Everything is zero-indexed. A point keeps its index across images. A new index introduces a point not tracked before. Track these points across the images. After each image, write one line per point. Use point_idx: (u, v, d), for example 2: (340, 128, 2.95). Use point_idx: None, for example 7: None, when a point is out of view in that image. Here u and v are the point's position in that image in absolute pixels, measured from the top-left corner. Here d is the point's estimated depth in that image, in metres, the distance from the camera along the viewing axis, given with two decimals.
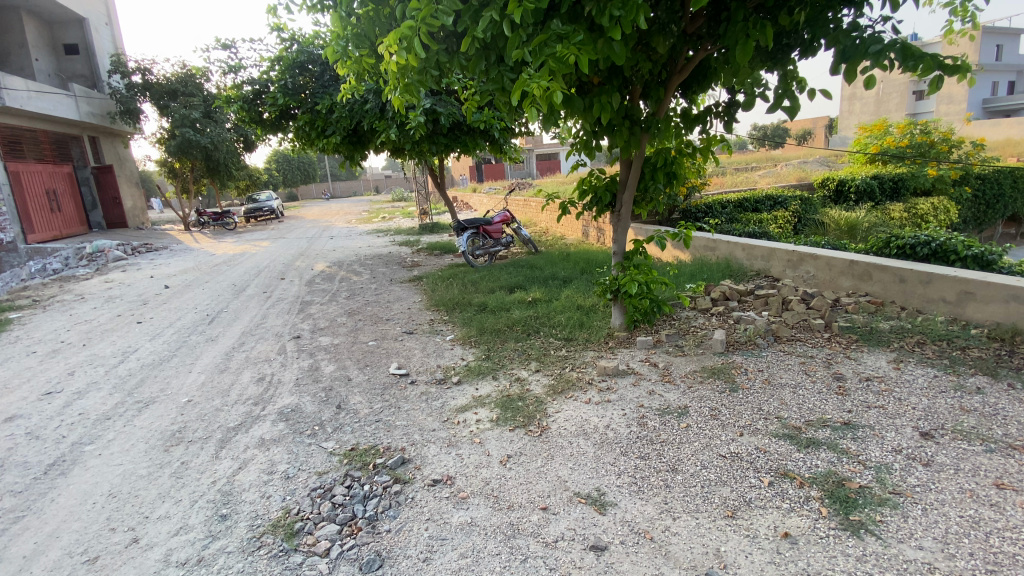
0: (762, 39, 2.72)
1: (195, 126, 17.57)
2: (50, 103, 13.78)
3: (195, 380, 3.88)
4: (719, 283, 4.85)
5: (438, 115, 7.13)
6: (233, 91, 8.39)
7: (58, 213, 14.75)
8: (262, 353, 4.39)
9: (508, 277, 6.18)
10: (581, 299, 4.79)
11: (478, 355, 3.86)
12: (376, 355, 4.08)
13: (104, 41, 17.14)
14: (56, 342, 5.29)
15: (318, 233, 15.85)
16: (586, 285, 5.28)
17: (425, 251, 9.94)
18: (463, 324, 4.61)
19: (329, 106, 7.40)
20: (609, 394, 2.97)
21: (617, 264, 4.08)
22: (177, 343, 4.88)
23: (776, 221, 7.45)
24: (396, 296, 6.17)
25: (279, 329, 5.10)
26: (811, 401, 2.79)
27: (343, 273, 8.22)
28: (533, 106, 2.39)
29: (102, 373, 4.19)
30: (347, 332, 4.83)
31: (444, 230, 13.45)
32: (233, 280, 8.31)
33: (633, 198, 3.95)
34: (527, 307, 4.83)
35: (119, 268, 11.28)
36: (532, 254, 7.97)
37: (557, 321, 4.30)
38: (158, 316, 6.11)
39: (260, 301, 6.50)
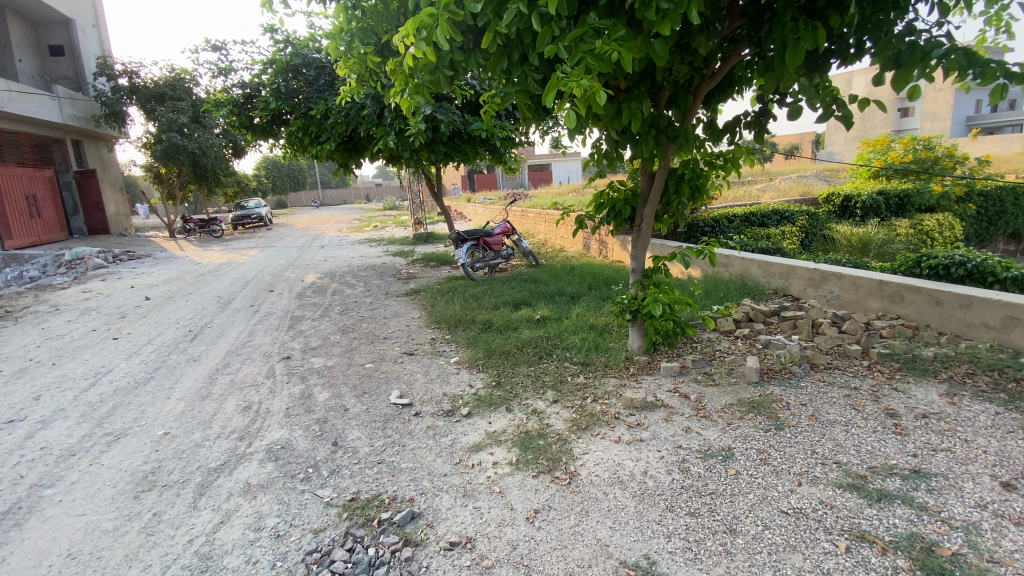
0: (813, 40, 2.48)
1: (183, 131, 17.15)
2: (31, 104, 13.30)
3: (174, 408, 3.49)
4: (739, 302, 4.58)
5: (438, 122, 6.83)
6: (223, 94, 8.05)
7: (38, 219, 14.19)
8: (248, 376, 4.01)
9: (511, 292, 5.86)
10: (593, 318, 4.47)
11: (488, 381, 3.52)
12: (374, 380, 3.72)
13: (91, 42, 16.73)
14: (23, 360, 4.86)
15: (308, 241, 15.44)
16: (596, 303, 4.98)
17: (420, 262, 9.61)
18: (468, 345, 4.27)
19: (324, 111, 7.09)
20: (640, 432, 2.66)
21: (636, 282, 3.78)
22: (156, 364, 4.49)
23: (785, 236, 7.25)
24: (392, 312, 5.82)
25: (267, 348, 4.73)
26: (868, 444, 2.51)
27: (336, 285, 7.86)
28: (568, 109, 2.09)
29: (70, 398, 3.79)
30: (341, 352, 4.46)
31: (438, 240, 13.13)
32: (219, 292, 7.89)
33: (654, 212, 3.66)
34: (536, 326, 4.50)
35: (98, 277, 10.79)
36: (534, 268, 7.67)
37: (571, 343, 3.97)
38: (137, 332, 5.70)
39: (247, 316, 6.11)
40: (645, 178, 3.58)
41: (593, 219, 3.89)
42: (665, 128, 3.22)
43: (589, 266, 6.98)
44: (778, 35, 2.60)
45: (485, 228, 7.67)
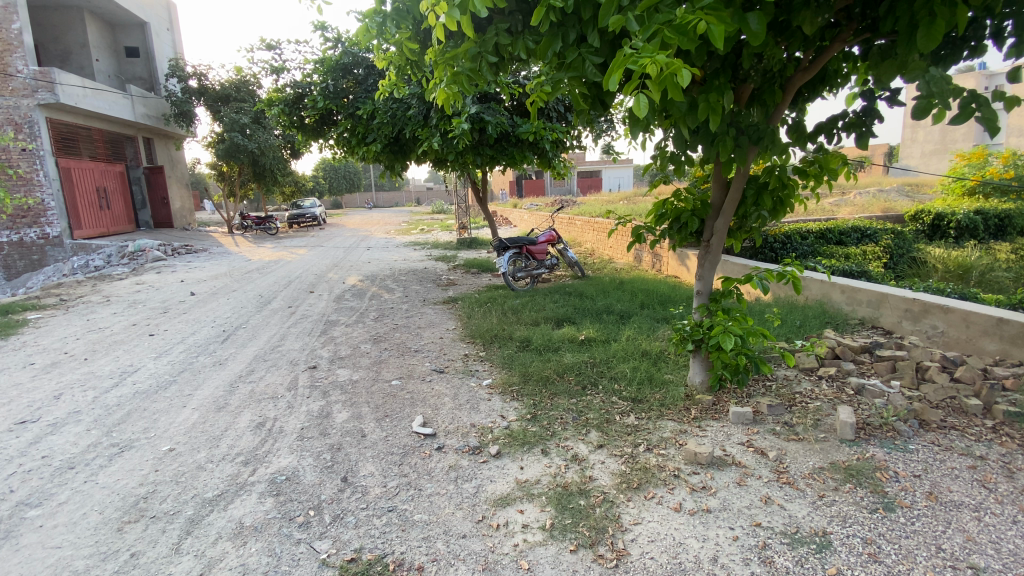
0: (955, 18, 1.91)
1: (244, 131, 17.80)
2: (105, 102, 13.99)
3: (186, 420, 3.26)
4: (820, 334, 3.97)
5: (484, 123, 6.48)
6: (276, 93, 8.06)
7: (107, 211, 14.95)
8: (269, 387, 3.74)
9: (554, 306, 5.41)
10: (647, 344, 3.96)
11: (522, 413, 3.08)
12: (397, 401, 3.35)
13: (164, 46, 17.64)
14: (60, 354, 4.85)
15: (355, 242, 15.52)
16: (650, 326, 4.46)
17: (462, 268, 9.31)
18: (504, 366, 3.84)
19: (370, 111, 6.92)
20: (706, 499, 2.18)
21: (701, 307, 3.29)
22: (182, 365, 4.34)
23: (866, 257, 6.45)
24: (427, 321, 5.49)
25: (294, 356, 4.49)
26: (1014, 541, 1.91)
27: (375, 289, 7.66)
28: (640, 94, 1.61)
29: (89, 400, 3.65)
30: (369, 364, 4.15)
31: (483, 246, 12.84)
32: (260, 291, 7.86)
33: (728, 226, 3.15)
34: (580, 348, 4.03)
35: (154, 269, 11.14)
36: (580, 280, 7.18)
37: (622, 373, 3.48)
38: (173, 329, 5.64)
39: (282, 318, 5.96)
40: (718, 187, 3.08)
41: (654, 232, 3.40)
42: (745, 127, 2.72)
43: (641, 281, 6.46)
44: (903, 14, 2.06)
45: (529, 235, 7.26)
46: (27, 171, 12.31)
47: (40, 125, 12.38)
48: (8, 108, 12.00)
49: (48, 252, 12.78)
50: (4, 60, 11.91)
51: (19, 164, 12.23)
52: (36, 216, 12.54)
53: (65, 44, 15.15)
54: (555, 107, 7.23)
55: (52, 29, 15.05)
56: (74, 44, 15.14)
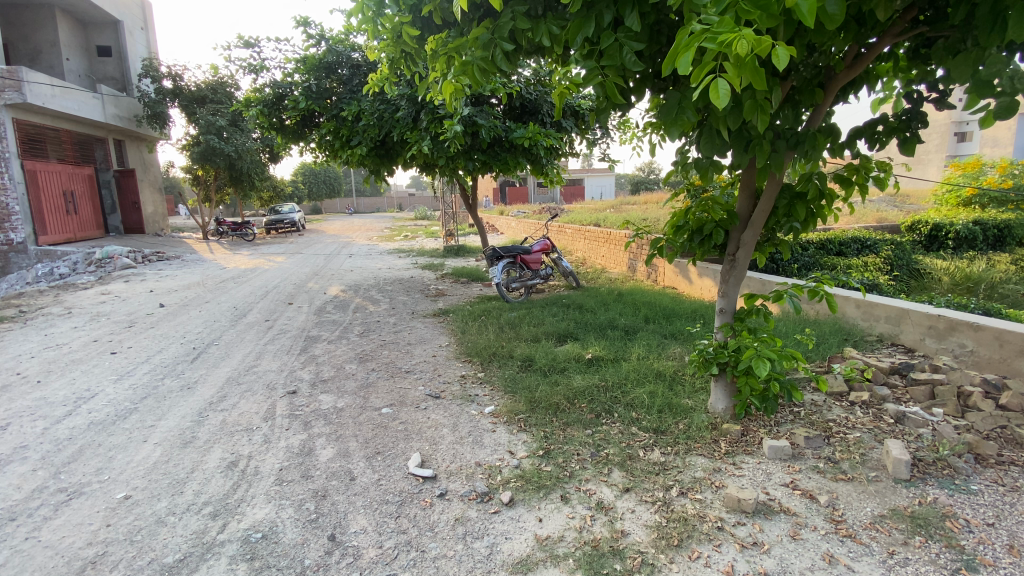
0: None
1: (221, 134, 17.20)
2: (74, 102, 13.32)
3: (147, 458, 2.82)
4: (842, 352, 3.73)
5: (477, 127, 6.15)
6: (254, 93, 7.61)
7: (74, 216, 14.20)
8: (243, 417, 3.33)
9: (553, 320, 5.06)
10: (660, 365, 3.65)
11: (533, 448, 2.74)
12: (389, 435, 2.98)
13: (138, 45, 16.97)
14: (9, 375, 4.32)
15: (336, 249, 15.03)
16: (660, 344, 4.15)
17: (450, 278, 8.96)
18: (506, 391, 3.49)
19: (356, 113, 6.55)
20: (760, 559, 1.89)
21: (725, 326, 3.00)
22: (146, 390, 3.86)
23: (869, 268, 6.31)
24: (417, 337, 5.12)
25: (272, 378, 4.07)
26: None
27: (359, 300, 7.25)
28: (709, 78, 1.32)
29: (35, 431, 3.17)
30: (355, 389, 3.75)
31: (470, 254, 12.52)
32: (235, 302, 7.37)
33: (756, 238, 2.86)
34: (587, 368, 3.71)
35: (121, 278, 10.48)
36: (575, 291, 6.89)
37: (639, 399, 3.15)
38: (138, 346, 5.13)
39: (259, 333, 5.51)
40: (745, 196, 2.83)
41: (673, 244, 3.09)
42: (781, 131, 2.49)
43: (641, 293, 6.19)
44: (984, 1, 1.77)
45: (523, 244, 6.94)
46: None
47: (6, 126, 11.64)
48: None
49: (12, 259, 11.87)
50: None
51: None
52: None
53: (33, 42, 14.42)
54: (549, 112, 6.97)
55: (19, 25, 14.30)
56: (44, 41, 14.43)
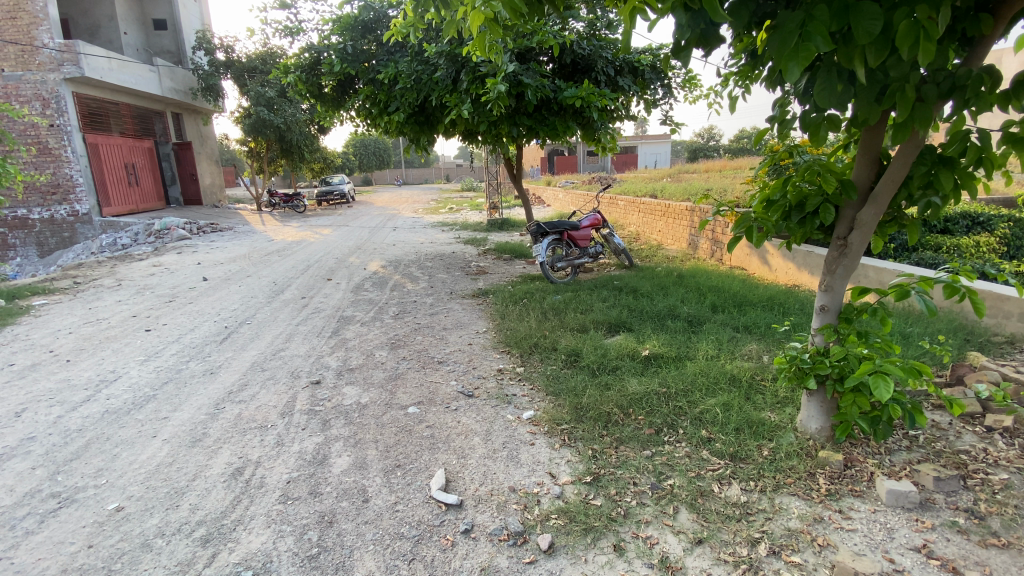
0: None
1: (271, 106, 17.30)
2: (131, 75, 13.58)
3: (151, 458, 2.59)
4: (967, 360, 3.02)
5: (522, 87, 5.54)
6: (291, 59, 7.21)
7: (136, 188, 14.70)
8: (260, 411, 3.04)
9: (604, 306, 4.49)
10: (733, 369, 3.10)
11: (579, 472, 2.26)
12: (412, 442, 2.59)
13: (192, 16, 17.12)
14: (42, 353, 4.27)
15: (382, 222, 14.88)
16: (731, 341, 3.59)
17: (493, 254, 8.52)
18: (548, 393, 3.01)
19: (393, 76, 6.07)
20: None
21: (826, 328, 2.41)
22: (168, 375, 3.67)
23: (981, 249, 5.36)
24: (453, 321, 4.72)
25: (296, 365, 3.77)
26: None
27: (398, 277, 6.94)
28: None
29: (49, 420, 3.03)
30: (382, 382, 3.39)
31: (515, 228, 11.99)
32: (275, 277, 7.22)
33: (878, 217, 2.20)
34: (645, 368, 3.19)
35: (174, 250, 10.69)
36: (629, 270, 6.28)
37: (712, 412, 2.63)
38: (172, 323, 5.01)
39: (293, 312, 5.29)
40: (864, 163, 2.20)
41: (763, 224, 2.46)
42: (931, 73, 1.84)
43: (705, 275, 5.52)
44: None
45: (571, 219, 6.35)
46: (54, 147, 11.97)
47: (67, 100, 11.90)
48: (35, 82, 11.59)
49: (78, 229, 12.46)
50: (28, 33, 11.43)
51: (46, 140, 11.92)
52: (65, 193, 12.27)
53: (93, 16, 14.70)
54: (604, 69, 6.24)
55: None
56: (102, 16, 14.69)
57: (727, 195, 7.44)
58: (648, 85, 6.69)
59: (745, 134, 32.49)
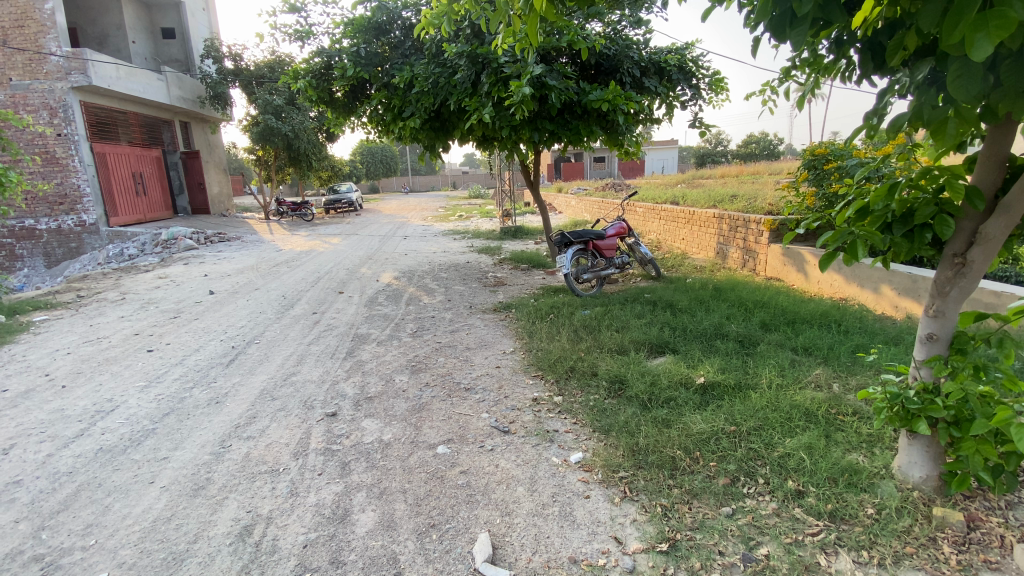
0: None
1: (279, 114, 17.16)
2: (139, 84, 13.43)
3: (149, 511, 2.24)
4: None
5: (546, 89, 5.24)
6: (301, 64, 6.94)
7: (143, 197, 14.50)
8: (271, 450, 2.70)
9: (640, 323, 4.12)
10: (805, 401, 2.73)
11: (651, 536, 1.90)
12: (448, 493, 2.24)
13: (200, 26, 17.05)
14: (36, 377, 3.95)
15: (391, 231, 14.62)
16: (792, 367, 3.22)
17: (509, 264, 8.17)
18: (595, 429, 2.65)
19: (409, 79, 5.78)
20: None
21: (937, 361, 2.02)
22: (170, 405, 3.33)
23: None
24: (477, 340, 4.37)
25: (309, 393, 3.43)
26: None
27: (412, 289, 6.61)
28: None
29: (37, 459, 2.68)
30: (406, 414, 3.03)
31: (529, 236, 11.66)
32: (284, 290, 6.89)
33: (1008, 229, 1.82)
34: (703, 399, 2.82)
35: (181, 260, 10.43)
36: (658, 282, 5.92)
37: (796, 457, 2.27)
38: (177, 343, 4.70)
39: (304, 330, 4.96)
40: (990, 168, 1.85)
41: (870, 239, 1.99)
42: None
43: (744, 287, 5.13)
44: None
45: (595, 228, 6.00)
46: (62, 156, 11.77)
47: (74, 109, 11.72)
48: (44, 92, 11.42)
49: (85, 239, 12.23)
50: (36, 42, 11.26)
51: (54, 150, 11.73)
52: (72, 203, 12.05)
53: (102, 26, 14.58)
54: (630, 70, 5.91)
55: (88, 9, 14.45)
56: (112, 25, 14.56)
57: (757, 201, 7.07)
58: (675, 87, 6.35)
59: (755, 139, 32.13)
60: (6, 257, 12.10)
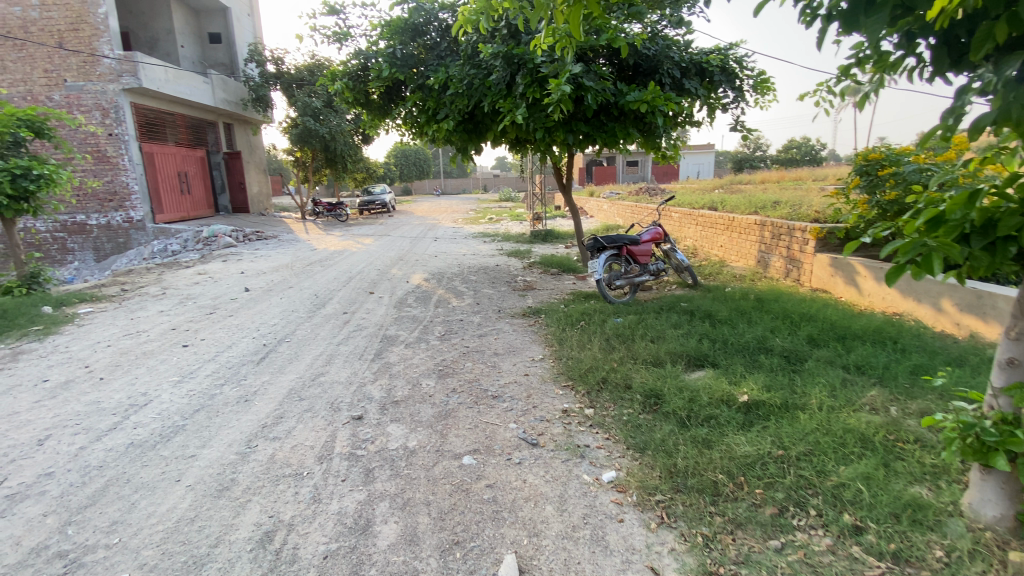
0: None
1: (317, 116, 17.55)
2: (187, 86, 13.93)
3: (172, 510, 2.22)
4: None
5: (582, 90, 5.12)
6: (339, 66, 7.02)
7: (188, 196, 15.01)
8: (295, 453, 2.66)
9: (677, 333, 3.94)
10: (860, 425, 2.53)
11: (691, 569, 1.76)
12: (473, 507, 2.14)
13: (245, 31, 17.61)
14: (77, 368, 4.06)
15: (422, 232, 14.70)
16: (844, 387, 3.00)
17: (539, 268, 8.06)
18: (630, 446, 2.51)
19: (443, 80, 5.75)
20: None
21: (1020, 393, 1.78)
22: (201, 401, 3.35)
23: None
24: (505, 346, 4.27)
25: (336, 395, 3.39)
26: None
27: (441, 292, 6.57)
28: None
29: (70, 452, 2.71)
30: (432, 421, 2.95)
31: (560, 240, 11.52)
32: (317, 289, 6.95)
33: None
34: (747, 419, 2.64)
35: (220, 257, 10.71)
36: (695, 291, 5.69)
37: (852, 488, 2.08)
38: (211, 339, 4.77)
39: (334, 329, 4.96)
40: None
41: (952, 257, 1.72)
42: None
43: (788, 299, 4.86)
44: None
45: (630, 233, 5.82)
46: (113, 155, 12.27)
47: (125, 110, 12.21)
48: (97, 93, 11.95)
49: (132, 235, 12.72)
50: (91, 45, 11.78)
51: (106, 149, 12.25)
52: (121, 200, 12.55)
53: (153, 30, 15.19)
54: (670, 70, 5.71)
55: (141, 14, 15.09)
56: (162, 30, 15.16)
57: (802, 207, 6.75)
58: (718, 89, 6.12)
59: (796, 144, 31.07)
60: (59, 250, 12.72)
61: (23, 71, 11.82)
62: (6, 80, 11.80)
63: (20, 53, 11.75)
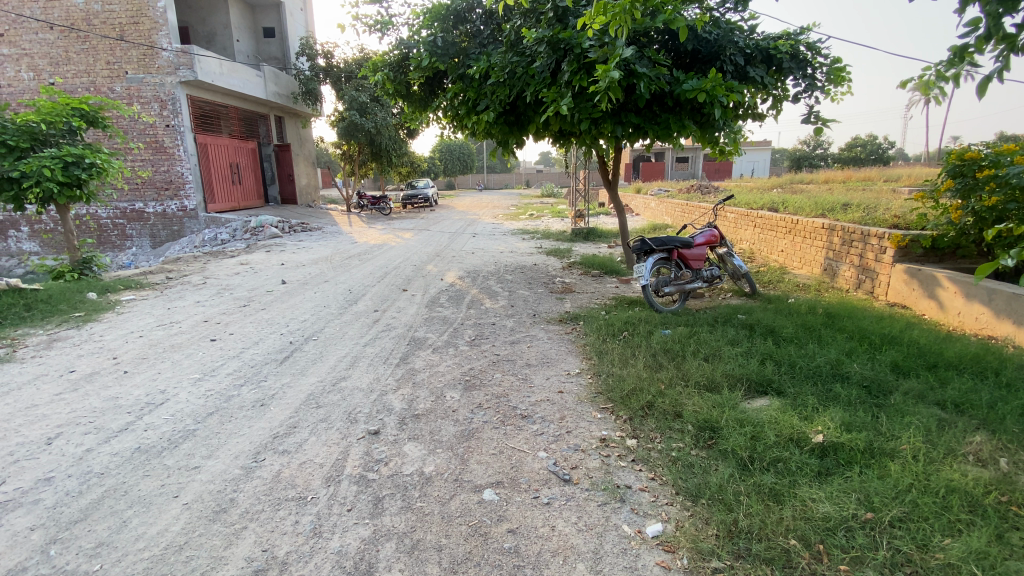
0: None
1: (363, 110, 17.70)
2: (240, 79, 14.25)
3: (163, 531, 2.04)
4: None
5: (634, 78, 4.69)
6: (380, 56, 6.84)
7: (238, 186, 15.41)
8: (303, 471, 2.42)
9: (735, 352, 3.49)
10: (965, 481, 2.04)
11: None
12: (490, 558, 1.83)
13: (297, 25, 17.94)
14: (105, 359, 4.02)
15: (462, 227, 14.52)
16: (941, 429, 2.50)
17: (580, 269, 7.66)
18: (680, 493, 2.13)
19: (485, 68, 5.44)
20: None
21: None
22: (217, 403, 3.19)
23: None
24: (539, 356, 3.94)
25: (355, 404, 3.15)
26: None
27: (476, 291, 6.29)
28: None
29: (75, 455, 2.59)
30: (453, 442, 2.65)
31: (603, 239, 11.05)
32: (351, 284, 6.81)
33: None
34: (823, 466, 2.21)
35: (264, 248, 10.86)
36: (754, 301, 5.17)
37: (963, 571, 1.63)
38: (239, 334, 4.66)
39: (362, 329, 4.76)
40: None
41: None
42: None
43: (864, 315, 4.28)
44: None
45: (681, 236, 5.35)
46: (169, 146, 12.67)
47: (181, 102, 12.57)
48: (154, 85, 12.36)
49: (186, 223, 13.15)
50: (151, 38, 12.19)
51: (163, 140, 12.67)
52: (176, 189, 12.97)
53: (211, 25, 15.63)
54: (733, 57, 5.21)
55: (199, 9, 15.54)
56: (219, 24, 15.59)
57: (878, 210, 6.07)
58: (787, 78, 5.55)
59: (861, 142, 29.12)
60: (118, 236, 13.31)
61: (88, 63, 12.34)
62: (73, 73, 12.39)
63: (85, 44, 12.26)
